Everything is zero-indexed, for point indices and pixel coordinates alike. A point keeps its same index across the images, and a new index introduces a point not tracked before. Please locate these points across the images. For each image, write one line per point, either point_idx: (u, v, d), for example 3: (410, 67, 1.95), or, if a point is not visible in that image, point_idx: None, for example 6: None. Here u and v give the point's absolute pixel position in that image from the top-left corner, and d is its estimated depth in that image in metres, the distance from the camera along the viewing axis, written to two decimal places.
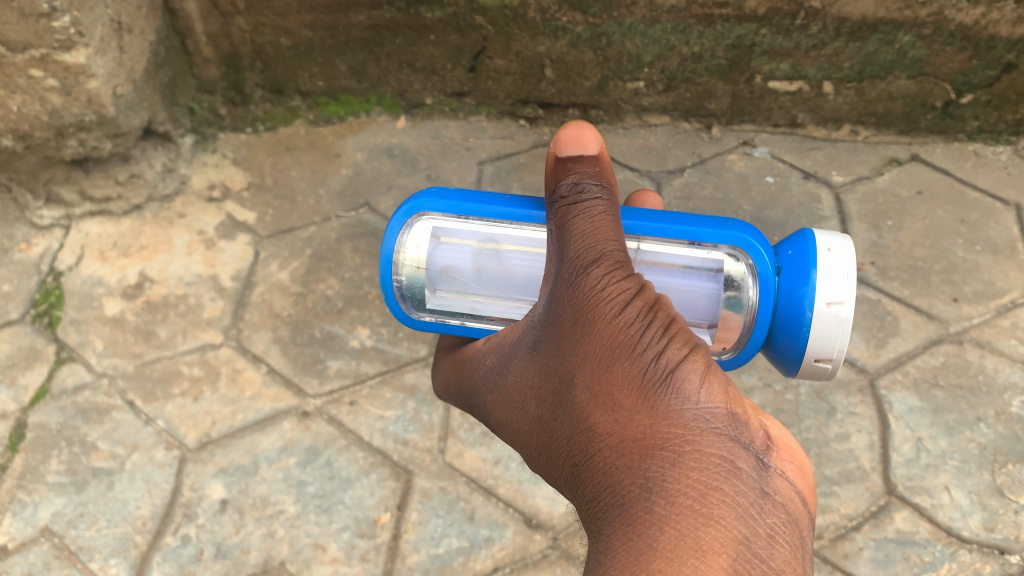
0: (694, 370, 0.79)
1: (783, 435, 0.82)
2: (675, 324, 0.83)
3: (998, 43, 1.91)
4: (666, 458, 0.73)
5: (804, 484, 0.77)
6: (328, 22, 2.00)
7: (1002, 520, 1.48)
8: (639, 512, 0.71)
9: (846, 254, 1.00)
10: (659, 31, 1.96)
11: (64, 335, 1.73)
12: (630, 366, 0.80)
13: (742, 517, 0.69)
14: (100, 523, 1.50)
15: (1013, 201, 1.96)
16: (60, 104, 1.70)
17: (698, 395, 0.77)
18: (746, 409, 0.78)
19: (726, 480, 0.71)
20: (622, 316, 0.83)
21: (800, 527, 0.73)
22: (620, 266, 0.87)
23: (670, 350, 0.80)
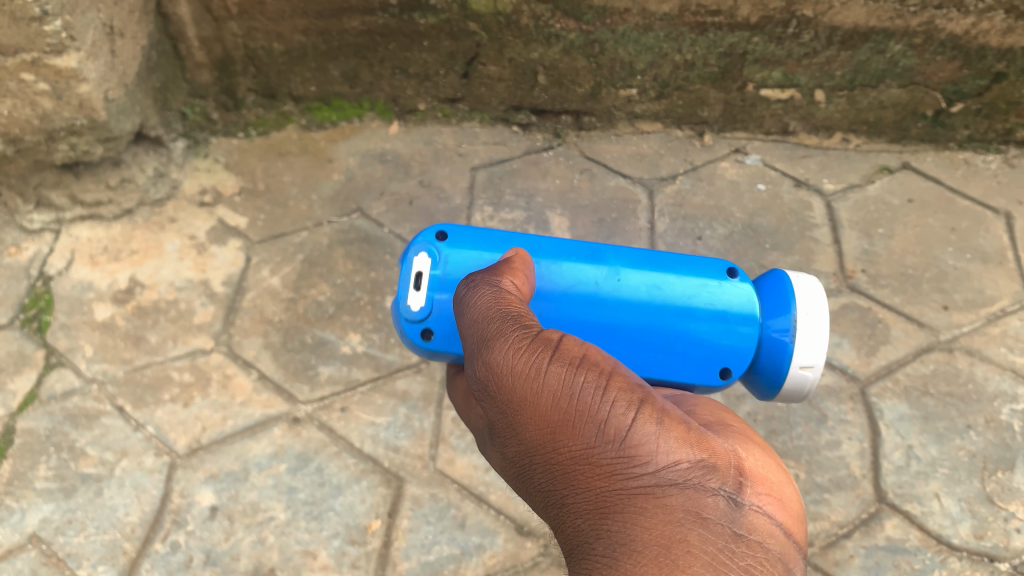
0: (644, 419, 0.78)
1: (758, 466, 0.82)
2: (618, 374, 0.83)
3: (989, 53, 1.92)
4: (627, 515, 0.73)
5: (782, 515, 0.77)
6: (321, 27, 1.99)
7: (992, 528, 1.48)
8: (606, 573, 0.69)
9: (819, 306, 1.09)
10: (652, 38, 1.97)
11: (53, 340, 1.72)
12: (579, 425, 0.78)
13: (712, 565, 0.68)
14: (88, 530, 1.49)
15: (1002, 210, 1.98)
16: (51, 108, 1.69)
17: (651, 448, 0.76)
18: (707, 450, 0.78)
19: (692, 530, 0.70)
20: (557, 376, 0.81)
21: (782, 559, 0.73)
22: (533, 334, 0.86)
23: (617, 401, 0.79)
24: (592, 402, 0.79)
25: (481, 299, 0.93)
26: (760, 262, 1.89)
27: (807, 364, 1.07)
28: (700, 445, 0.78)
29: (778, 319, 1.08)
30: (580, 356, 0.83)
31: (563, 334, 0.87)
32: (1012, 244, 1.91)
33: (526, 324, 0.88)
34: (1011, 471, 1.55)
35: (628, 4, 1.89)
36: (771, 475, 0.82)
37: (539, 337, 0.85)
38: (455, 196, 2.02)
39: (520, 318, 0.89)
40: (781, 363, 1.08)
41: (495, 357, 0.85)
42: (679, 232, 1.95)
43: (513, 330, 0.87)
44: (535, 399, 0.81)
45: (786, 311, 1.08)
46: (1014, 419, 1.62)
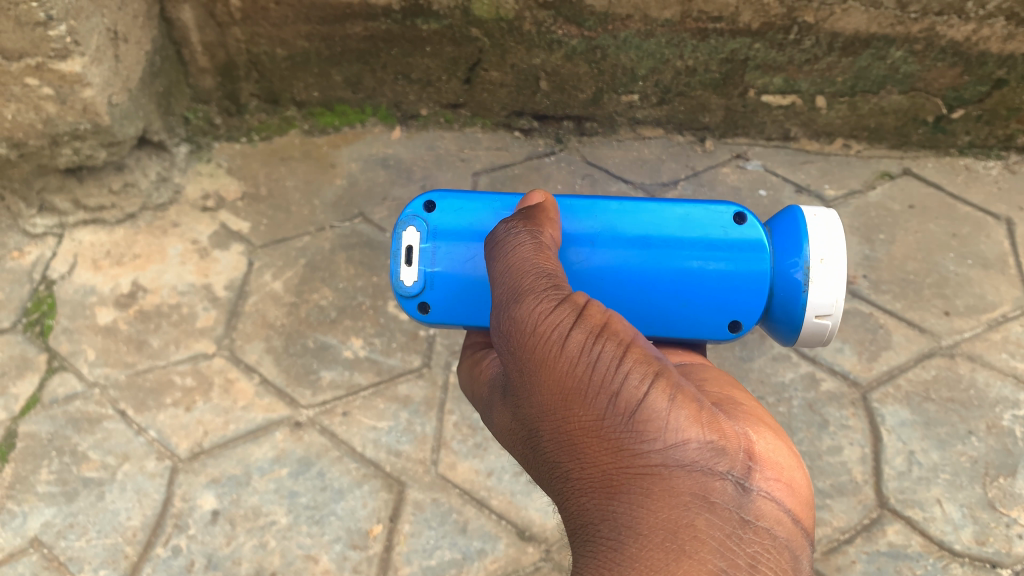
0: (658, 395, 0.78)
1: (768, 450, 0.81)
2: (635, 345, 0.82)
3: (989, 60, 1.93)
4: (634, 493, 0.74)
5: (790, 501, 0.77)
6: (324, 33, 2.00)
7: (994, 533, 1.48)
8: (611, 553, 0.71)
9: (836, 250, 1.05)
10: (654, 44, 1.98)
11: (56, 344, 1.72)
12: (591, 396, 0.79)
13: (719, 551, 0.68)
14: (90, 534, 1.49)
15: (1003, 216, 1.98)
16: (55, 112, 1.70)
17: (663, 425, 0.76)
18: (719, 432, 0.78)
19: (698, 514, 0.71)
20: (577, 343, 0.81)
21: (787, 547, 0.73)
22: (557, 297, 0.87)
23: (631, 375, 0.79)
24: (607, 373, 0.79)
25: (512, 256, 0.93)
26: None
27: (825, 311, 1.05)
28: (712, 428, 0.78)
29: (793, 260, 1.05)
30: (600, 325, 0.83)
31: (588, 299, 0.87)
32: (1013, 250, 1.91)
33: (552, 284, 0.89)
34: (1013, 477, 1.55)
35: (630, 10, 1.90)
36: (782, 460, 0.81)
37: (564, 300, 0.86)
38: None
39: (547, 278, 0.90)
40: (797, 312, 1.06)
41: (520, 316, 0.86)
42: None
43: (540, 291, 0.88)
44: (550, 363, 0.82)
45: (800, 254, 1.05)
46: (1015, 424, 1.61)
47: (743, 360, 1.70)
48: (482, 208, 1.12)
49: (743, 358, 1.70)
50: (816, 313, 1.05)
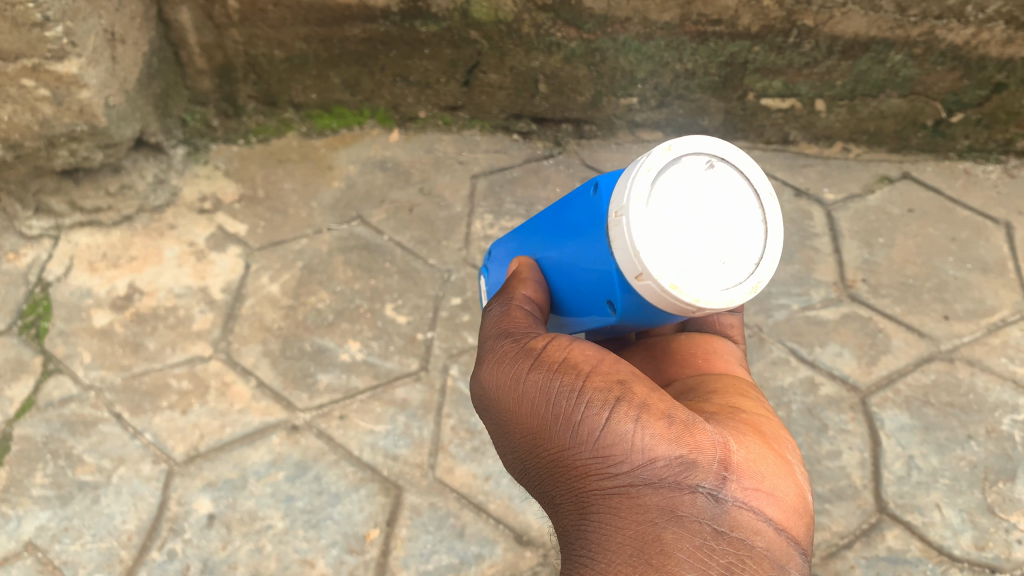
0: (619, 419, 0.81)
1: (750, 458, 0.82)
2: (598, 373, 0.85)
3: (988, 63, 1.93)
4: (607, 516, 0.80)
5: (768, 504, 0.79)
6: (322, 34, 2.00)
7: (993, 539, 1.47)
8: (588, 574, 0.78)
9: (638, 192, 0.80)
10: (654, 47, 1.97)
11: (51, 347, 1.71)
12: (559, 432, 0.84)
13: (687, 562, 0.73)
14: (85, 538, 1.47)
15: (1003, 220, 1.98)
16: (52, 113, 1.69)
17: (626, 448, 0.80)
18: (688, 444, 0.79)
19: (667, 530, 0.75)
20: (538, 385, 0.87)
21: (765, 551, 0.76)
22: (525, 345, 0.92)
23: (592, 404, 0.82)
24: (569, 409, 0.84)
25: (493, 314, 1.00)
26: None
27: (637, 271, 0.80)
28: (682, 441, 0.79)
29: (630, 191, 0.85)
30: (559, 360, 0.88)
31: (552, 338, 0.91)
32: (1013, 254, 1.90)
33: (520, 336, 0.94)
34: (1013, 482, 1.54)
35: (629, 13, 1.90)
36: (764, 467, 0.82)
37: (526, 348, 0.91)
38: (455, 205, 2.02)
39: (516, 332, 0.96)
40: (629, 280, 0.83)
41: (491, 368, 0.93)
42: None
43: (508, 344, 0.94)
44: (521, 408, 0.89)
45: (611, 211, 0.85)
46: (1015, 429, 1.61)
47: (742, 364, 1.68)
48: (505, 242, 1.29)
49: None
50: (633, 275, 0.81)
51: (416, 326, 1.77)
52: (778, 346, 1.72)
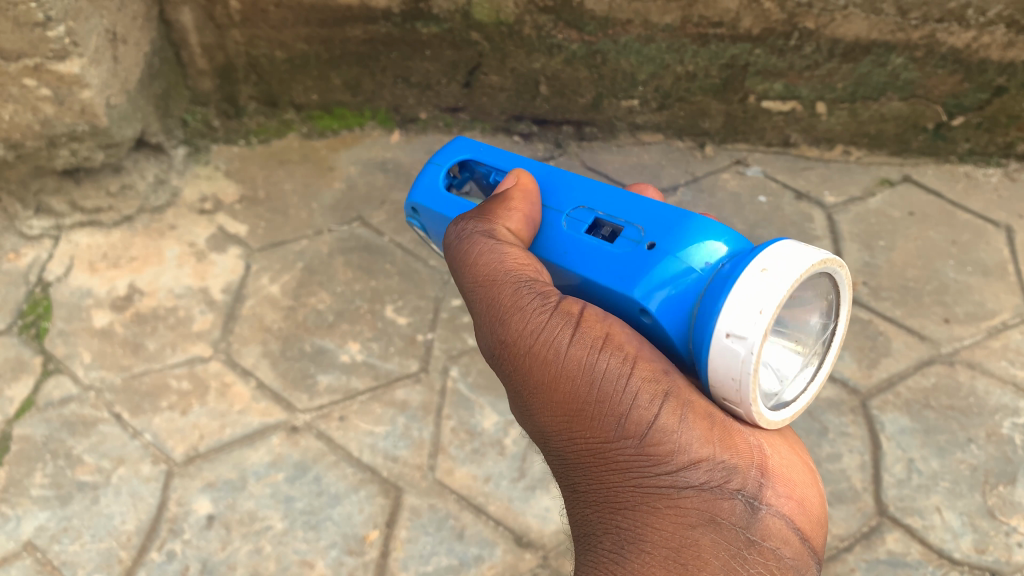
0: (668, 416, 0.85)
1: (782, 462, 0.89)
2: (643, 357, 0.86)
3: (989, 67, 1.93)
4: (643, 507, 0.88)
5: (798, 514, 0.87)
6: (324, 35, 2.00)
7: (993, 542, 1.47)
8: (622, 560, 0.88)
9: (790, 265, 0.78)
10: (654, 50, 1.98)
11: (51, 347, 1.71)
12: (601, 418, 0.88)
13: (721, 568, 0.83)
14: (83, 538, 1.47)
15: (1003, 223, 1.98)
16: (53, 113, 1.69)
17: (673, 448, 0.85)
18: (730, 448, 0.86)
19: (704, 535, 0.84)
20: (581, 362, 0.88)
21: (790, 557, 0.85)
22: (557, 310, 0.91)
23: (641, 396, 0.86)
24: (616, 396, 0.86)
25: (504, 260, 0.98)
26: None
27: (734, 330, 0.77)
28: (723, 445, 0.85)
29: (727, 267, 0.83)
30: (603, 336, 0.87)
31: (586, 305, 0.91)
32: (1013, 258, 1.90)
33: (548, 295, 0.92)
34: (1013, 485, 1.54)
35: (630, 15, 1.90)
36: (794, 471, 0.90)
37: (561, 311, 0.90)
38: None
39: (543, 289, 0.94)
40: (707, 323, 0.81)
41: (520, 332, 0.92)
42: None
43: (535, 303, 0.92)
44: (557, 382, 0.90)
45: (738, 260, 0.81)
46: (1015, 432, 1.60)
47: None
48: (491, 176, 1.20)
49: None
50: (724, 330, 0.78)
51: (416, 327, 1.77)
52: None
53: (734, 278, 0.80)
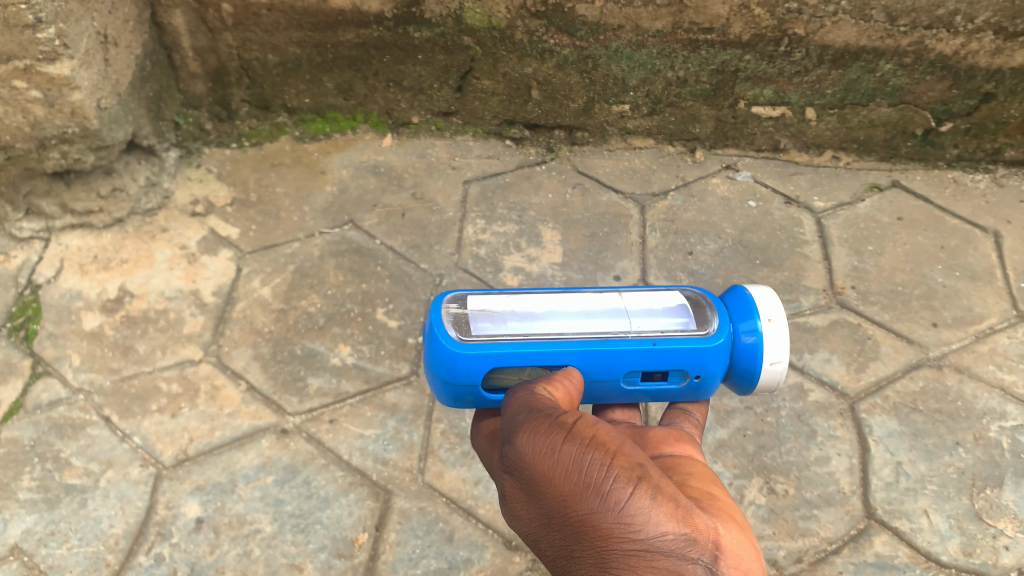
0: (642, 492, 0.77)
1: (737, 546, 0.77)
2: (627, 453, 0.82)
3: (977, 74, 1.95)
4: None
5: None
6: (316, 39, 2.00)
7: (981, 545, 1.46)
8: None
9: (778, 308, 1.10)
10: (645, 55, 1.99)
11: (40, 349, 1.71)
12: (583, 499, 0.78)
13: None
14: (71, 541, 1.45)
15: (991, 229, 1.99)
16: (43, 115, 1.69)
17: (644, 518, 0.75)
18: (694, 525, 0.76)
19: None
20: (570, 451, 0.81)
21: None
22: (554, 419, 0.86)
23: (620, 474, 0.78)
24: (597, 475, 0.78)
25: (517, 400, 0.94)
26: (750, 278, 1.89)
27: (775, 358, 1.08)
28: (688, 521, 0.76)
29: (745, 331, 1.08)
30: (592, 434, 0.83)
31: (583, 417, 0.87)
32: (1001, 263, 1.92)
33: (552, 412, 0.88)
34: (1000, 489, 1.54)
35: (622, 21, 1.92)
36: (748, 557, 0.77)
37: (558, 420, 0.86)
38: (447, 209, 2.03)
39: (547, 409, 0.89)
40: (754, 359, 1.08)
41: (521, 442, 0.85)
42: (669, 247, 1.95)
43: (539, 416, 0.88)
44: (547, 477, 0.81)
45: (748, 319, 1.09)
46: (1002, 435, 1.61)
47: None
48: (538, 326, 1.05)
49: None
50: (770, 362, 1.08)
51: (407, 330, 1.77)
52: None
53: (758, 342, 1.08)
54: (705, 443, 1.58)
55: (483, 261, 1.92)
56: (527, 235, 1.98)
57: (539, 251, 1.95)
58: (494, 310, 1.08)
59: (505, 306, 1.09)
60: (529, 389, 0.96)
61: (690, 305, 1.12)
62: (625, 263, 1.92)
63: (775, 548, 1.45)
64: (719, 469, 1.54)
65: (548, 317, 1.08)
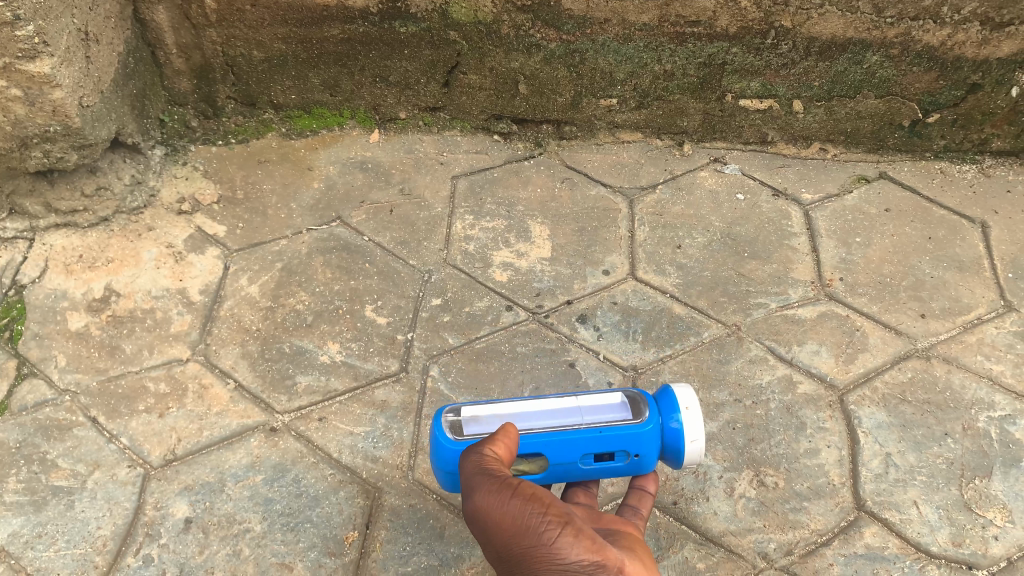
0: (566, 533, 0.89)
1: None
2: (556, 503, 0.94)
3: (964, 65, 1.95)
4: None
5: None
6: (301, 35, 1.99)
7: (970, 535, 1.46)
8: None
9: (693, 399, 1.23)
10: (632, 49, 1.99)
11: (26, 350, 1.69)
12: (517, 539, 0.90)
13: None
14: (58, 544, 1.43)
15: (978, 219, 1.99)
16: (24, 114, 1.67)
17: (567, 551, 0.87)
18: (607, 556, 0.89)
19: None
20: (509, 502, 0.92)
21: None
22: (499, 477, 0.98)
23: (549, 518, 0.90)
24: (531, 518, 0.90)
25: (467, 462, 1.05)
26: (739, 271, 1.89)
27: (694, 438, 1.20)
28: (602, 553, 0.89)
29: (669, 419, 1.21)
30: (530, 491, 0.94)
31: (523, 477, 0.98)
32: (988, 253, 1.92)
33: (497, 471, 1.00)
34: (989, 478, 1.53)
35: (609, 14, 1.91)
36: None
37: (502, 477, 0.97)
38: (435, 205, 2.03)
39: (494, 469, 1.01)
40: (678, 440, 1.21)
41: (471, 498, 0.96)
42: (658, 241, 1.95)
43: (486, 474, 0.99)
44: (491, 524, 0.92)
45: (670, 410, 1.22)
46: (991, 425, 1.61)
47: (720, 363, 1.70)
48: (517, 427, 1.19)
49: (720, 361, 1.71)
50: (690, 440, 1.20)
51: (396, 327, 1.77)
52: (756, 345, 1.74)
53: (680, 428, 1.21)
54: None
55: (472, 256, 1.92)
56: (516, 230, 1.98)
57: (528, 246, 1.94)
58: (482, 416, 1.20)
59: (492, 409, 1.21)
60: (475, 451, 1.06)
61: (626, 402, 1.25)
62: (614, 257, 1.92)
63: (766, 540, 1.45)
64: (709, 462, 1.55)
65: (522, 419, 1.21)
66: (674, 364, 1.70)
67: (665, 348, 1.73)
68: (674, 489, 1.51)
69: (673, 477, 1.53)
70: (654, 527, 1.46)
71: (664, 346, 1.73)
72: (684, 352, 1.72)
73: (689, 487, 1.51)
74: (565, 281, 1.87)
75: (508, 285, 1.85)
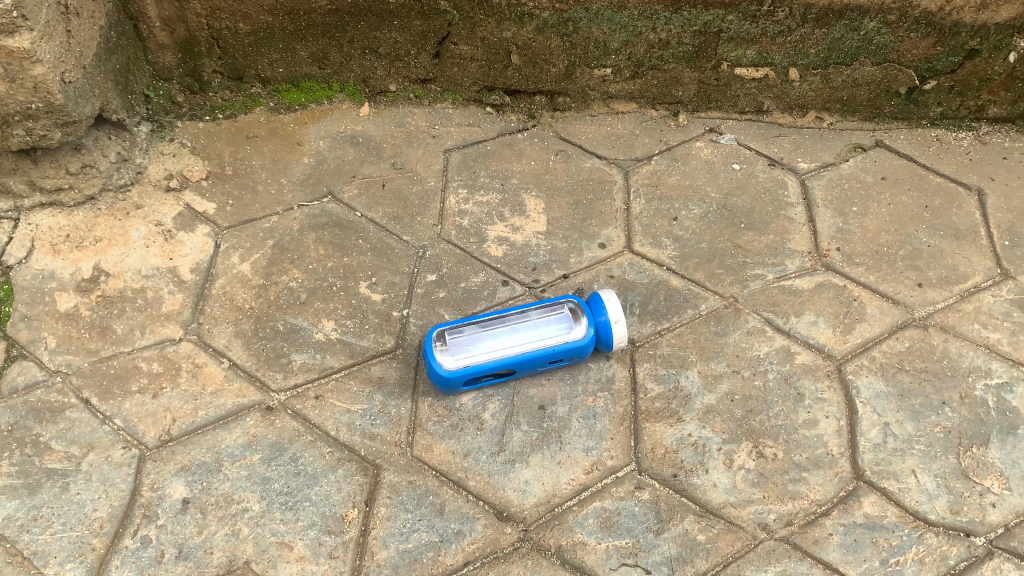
0: None
1: None
2: None
3: (962, 30, 1.94)
4: None
5: None
6: (289, 6, 1.94)
7: (968, 503, 1.46)
8: None
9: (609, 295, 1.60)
10: (626, 17, 1.96)
11: (14, 332, 1.66)
12: None
13: None
14: (54, 527, 1.42)
15: (974, 187, 1.98)
16: (4, 91, 1.63)
17: None
18: None
19: None
20: None
21: None
22: None
23: None
24: None
25: None
26: (736, 243, 1.88)
27: (616, 318, 1.58)
28: None
29: (600, 316, 1.59)
30: None
31: None
32: (985, 221, 1.91)
33: None
34: (986, 446, 1.54)
35: None
36: None
37: None
38: (428, 179, 2.00)
39: None
40: (608, 328, 1.58)
41: None
42: (654, 213, 1.93)
43: None
44: None
45: (602, 311, 1.59)
46: (988, 393, 1.61)
47: (718, 335, 1.70)
48: (491, 334, 1.60)
49: (718, 333, 1.70)
50: (615, 321, 1.58)
51: (391, 304, 1.75)
52: (753, 316, 1.73)
53: (608, 319, 1.58)
54: (693, 409, 1.58)
55: (467, 231, 1.89)
56: (510, 204, 1.95)
57: (523, 220, 1.92)
58: (461, 341, 1.59)
59: (466, 334, 1.60)
60: None
61: (570, 313, 1.64)
62: (610, 229, 1.90)
63: (765, 511, 1.45)
64: (708, 435, 1.55)
65: (494, 337, 1.60)
66: (672, 337, 1.70)
67: (662, 321, 1.72)
68: (674, 461, 1.51)
69: (673, 449, 1.53)
70: (654, 499, 1.46)
71: (661, 319, 1.73)
72: (682, 324, 1.72)
73: (688, 459, 1.52)
74: (561, 254, 1.85)
75: (504, 260, 1.84)
